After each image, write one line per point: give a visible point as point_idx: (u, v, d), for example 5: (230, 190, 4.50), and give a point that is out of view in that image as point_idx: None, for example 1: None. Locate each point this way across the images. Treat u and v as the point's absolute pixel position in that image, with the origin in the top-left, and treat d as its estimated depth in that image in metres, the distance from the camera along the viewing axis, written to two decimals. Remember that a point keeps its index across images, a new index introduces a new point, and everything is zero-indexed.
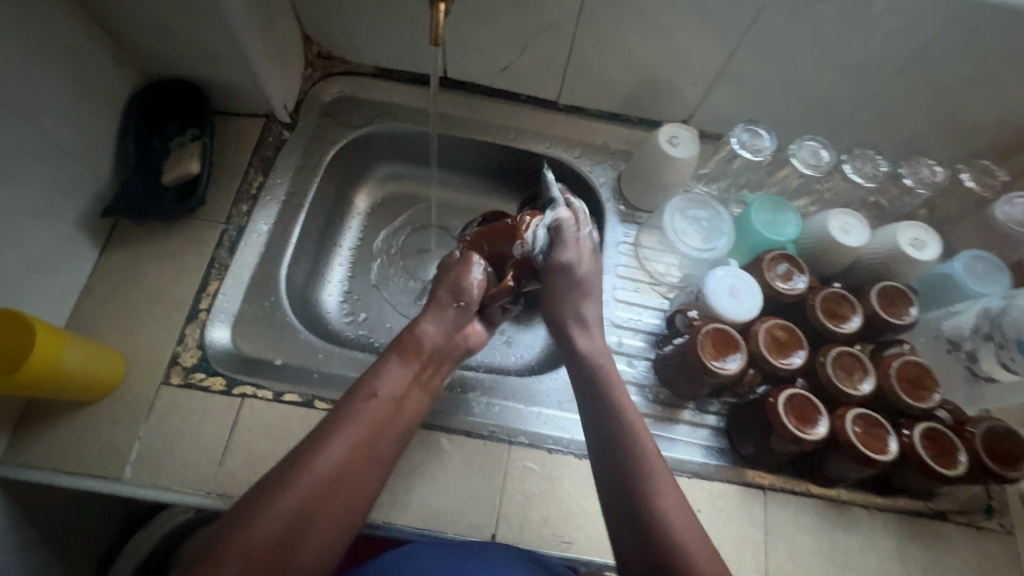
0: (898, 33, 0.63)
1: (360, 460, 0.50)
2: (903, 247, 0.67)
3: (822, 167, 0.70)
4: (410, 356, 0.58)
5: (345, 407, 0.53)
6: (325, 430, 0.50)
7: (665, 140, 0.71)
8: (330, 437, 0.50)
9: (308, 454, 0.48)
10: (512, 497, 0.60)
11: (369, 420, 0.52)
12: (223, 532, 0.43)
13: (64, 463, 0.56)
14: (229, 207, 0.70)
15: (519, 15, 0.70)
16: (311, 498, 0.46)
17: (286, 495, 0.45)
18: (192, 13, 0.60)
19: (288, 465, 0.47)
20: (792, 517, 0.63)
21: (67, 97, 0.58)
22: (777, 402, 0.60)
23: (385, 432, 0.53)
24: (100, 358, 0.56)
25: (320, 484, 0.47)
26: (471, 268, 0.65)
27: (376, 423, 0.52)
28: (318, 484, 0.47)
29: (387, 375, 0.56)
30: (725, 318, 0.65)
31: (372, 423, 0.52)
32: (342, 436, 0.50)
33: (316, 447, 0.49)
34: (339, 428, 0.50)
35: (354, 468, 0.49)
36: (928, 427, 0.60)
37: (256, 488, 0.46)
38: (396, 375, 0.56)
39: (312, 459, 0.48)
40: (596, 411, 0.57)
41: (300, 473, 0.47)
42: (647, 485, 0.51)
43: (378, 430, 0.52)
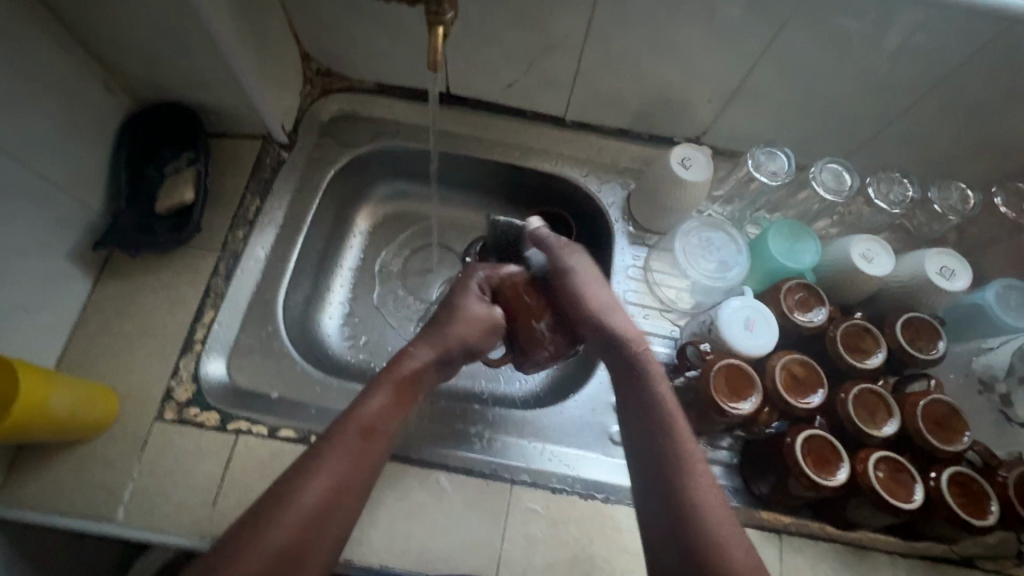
0: (930, 51, 0.59)
1: (344, 499, 0.46)
2: (931, 278, 0.63)
3: (843, 191, 0.66)
4: (404, 386, 0.53)
5: (330, 438, 0.48)
6: (307, 464, 0.47)
7: (676, 162, 0.68)
8: (312, 474, 0.46)
9: (288, 491, 0.45)
10: (515, 541, 0.58)
11: (354, 457, 0.48)
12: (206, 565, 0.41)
13: (55, 504, 0.55)
14: (225, 233, 0.69)
15: (523, 32, 0.67)
16: (291, 540, 0.43)
17: (264, 536, 0.43)
18: (183, 37, 0.58)
19: (268, 501, 0.45)
20: (809, 562, 0.60)
21: (55, 128, 0.56)
22: (795, 445, 0.57)
23: (373, 467, 0.49)
24: (92, 398, 0.55)
25: (301, 525, 0.44)
26: (469, 285, 0.60)
27: (360, 457, 0.48)
28: (297, 526, 0.44)
29: (376, 403, 0.51)
30: (740, 353, 0.62)
31: (357, 460, 0.48)
32: (322, 474, 0.46)
33: (296, 486, 0.45)
34: (321, 465, 0.46)
35: (336, 507, 0.46)
36: (958, 472, 0.57)
37: (239, 521, 0.44)
38: (386, 404, 0.51)
39: (291, 497, 0.45)
40: (650, 420, 0.52)
41: (278, 514, 0.44)
42: (705, 517, 0.46)
43: (364, 466, 0.48)
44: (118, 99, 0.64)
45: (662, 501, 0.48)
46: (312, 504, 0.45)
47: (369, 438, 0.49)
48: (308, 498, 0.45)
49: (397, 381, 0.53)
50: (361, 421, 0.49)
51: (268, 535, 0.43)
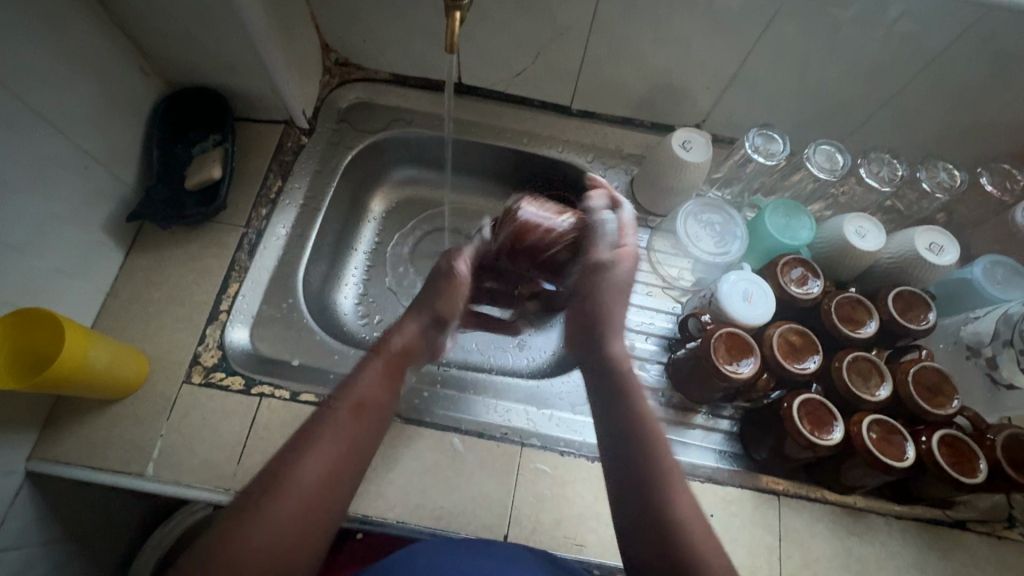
0: (914, 37, 0.63)
1: (344, 472, 0.47)
2: (920, 252, 0.66)
3: (836, 171, 0.70)
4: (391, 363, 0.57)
5: (323, 416, 0.50)
6: (304, 440, 0.48)
7: (677, 144, 0.72)
8: (309, 449, 0.47)
9: (289, 466, 0.46)
10: (524, 498, 0.60)
11: (347, 432, 0.49)
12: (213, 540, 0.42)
13: (88, 459, 0.58)
14: (249, 210, 0.72)
15: (532, 22, 0.71)
16: (297, 510, 0.44)
17: (273, 506, 0.43)
18: (216, 24, 0.62)
19: (270, 476, 0.45)
20: (807, 523, 0.63)
21: (96, 105, 0.60)
22: (791, 407, 0.60)
23: (369, 441, 0.51)
24: (126, 356, 0.58)
25: (308, 496, 0.45)
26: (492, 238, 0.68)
27: (354, 433, 0.49)
28: (305, 497, 0.44)
29: (366, 381, 0.54)
30: (739, 322, 0.65)
31: (352, 434, 0.49)
32: (320, 449, 0.47)
33: (296, 461, 0.46)
34: (318, 440, 0.47)
35: (337, 479, 0.47)
36: (948, 435, 0.59)
37: (244, 494, 0.44)
38: (375, 384, 0.54)
39: (291, 472, 0.45)
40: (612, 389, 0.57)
41: (281, 488, 0.44)
42: (676, 496, 0.49)
43: (358, 441, 0.49)
44: (151, 82, 0.68)
45: (637, 483, 0.50)
46: (315, 476, 0.46)
47: (360, 413, 0.51)
48: (309, 470, 0.46)
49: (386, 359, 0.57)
50: (352, 397, 0.52)
51: (274, 506, 0.43)
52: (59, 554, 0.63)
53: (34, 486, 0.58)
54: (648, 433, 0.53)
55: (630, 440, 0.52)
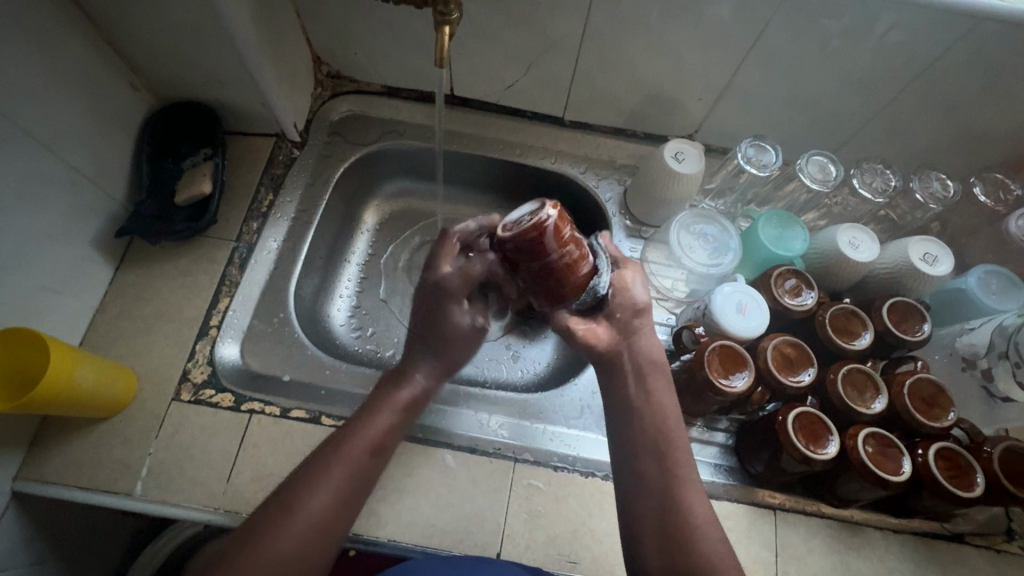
0: (903, 49, 0.63)
1: (347, 511, 0.48)
2: (914, 262, 0.66)
3: (829, 182, 0.69)
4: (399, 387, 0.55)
5: (337, 445, 0.49)
6: (316, 470, 0.48)
7: (669, 156, 0.71)
8: (320, 482, 0.47)
9: (299, 498, 0.46)
10: (517, 515, 0.60)
11: (358, 469, 0.49)
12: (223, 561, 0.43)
13: (76, 479, 0.57)
14: (240, 225, 0.72)
15: (523, 35, 0.71)
16: (299, 547, 0.45)
17: (278, 537, 0.44)
18: (205, 39, 0.62)
19: (279, 504, 0.46)
20: (804, 538, 0.62)
21: (84, 121, 0.60)
22: (786, 421, 0.59)
23: (373, 480, 0.50)
24: (113, 374, 0.58)
25: (311, 532, 0.45)
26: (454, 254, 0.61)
27: (364, 471, 0.49)
28: (307, 532, 0.45)
29: (380, 417, 0.52)
30: (733, 334, 0.64)
31: (360, 471, 0.49)
32: (331, 484, 0.47)
33: (305, 491, 0.46)
34: (329, 472, 0.47)
35: (340, 518, 0.47)
36: (944, 448, 0.59)
37: (251, 523, 0.45)
38: (388, 418, 0.53)
39: (301, 502, 0.46)
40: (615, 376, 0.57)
41: (288, 520, 0.45)
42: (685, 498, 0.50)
43: (366, 479, 0.49)
44: (142, 98, 0.68)
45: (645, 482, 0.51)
46: (321, 512, 0.46)
47: (373, 454, 0.50)
48: (317, 502, 0.46)
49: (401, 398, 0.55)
50: (368, 434, 0.51)
51: (279, 536, 0.44)
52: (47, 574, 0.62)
53: (20, 507, 0.57)
54: (660, 431, 0.53)
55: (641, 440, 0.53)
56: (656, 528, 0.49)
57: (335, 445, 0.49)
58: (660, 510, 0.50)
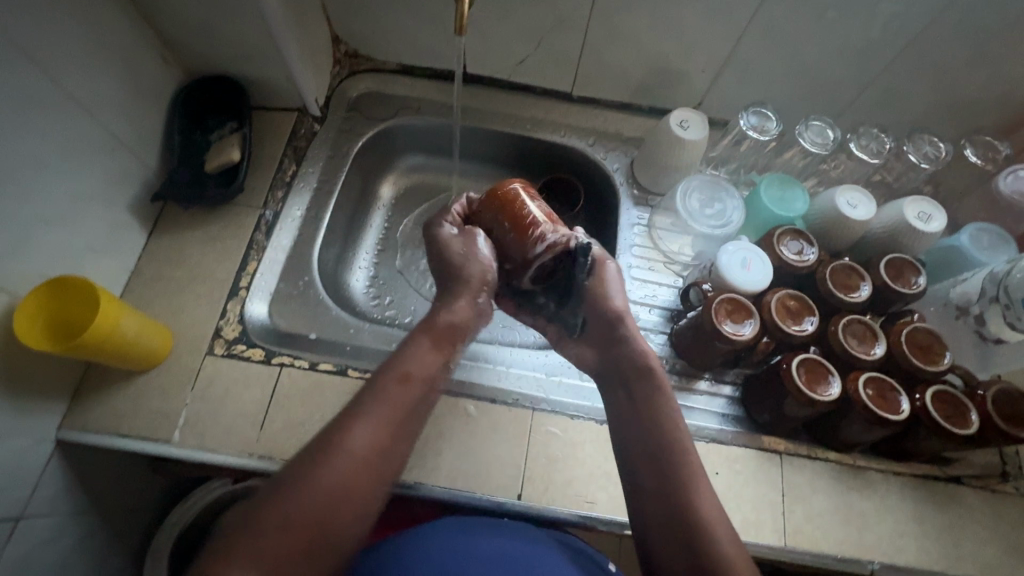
0: (895, 16, 0.67)
1: (391, 443, 0.50)
2: (909, 219, 0.69)
3: (828, 145, 0.73)
4: (440, 340, 0.56)
5: (373, 387, 0.52)
6: (354, 410, 0.50)
7: (675, 123, 0.75)
8: (359, 419, 0.49)
9: (340, 435, 0.48)
10: (536, 459, 0.63)
11: (396, 403, 0.51)
12: (274, 496, 0.45)
13: (116, 427, 0.60)
14: (265, 193, 0.75)
15: (535, 10, 0.74)
16: (346, 479, 0.46)
17: (323, 473, 0.46)
18: (235, 13, 0.65)
19: (320, 444, 0.47)
20: (809, 479, 0.65)
21: (121, 90, 0.63)
22: (790, 366, 0.62)
23: (416, 413, 0.52)
24: (152, 328, 0.61)
25: (356, 465, 0.47)
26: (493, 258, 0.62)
27: (402, 404, 0.51)
28: (353, 465, 0.47)
29: (413, 353, 0.55)
30: (738, 288, 0.67)
31: (400, 404, 0.51)
32: (369, 419, 0.49)
33: (344, 431, 0.48)
34: (367, 409, 0.50)
35: (382, 452, 0.49)
36: (940, 391, 0.62)
37: (295, 462, 0.47)
38: (425, 357, 0.55)
39: (343, 438, 0.48)
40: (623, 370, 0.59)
41: (331, 456, 0.46)
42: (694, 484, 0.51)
43: (407, 410, 0.51)
44: (172, 72, 0.72)
45: (648, 468, 0.52)
46: (364, 446, 0.48)
47: (408, 386, 0.52)
48: (359, 439, 0.48)
49: (434, 332, 0.57)
50: (401, 371, 0.53)
51: (324, 471, 0.46)
52: (85, 524, 0.65)
53: (63, 456, 0.60)
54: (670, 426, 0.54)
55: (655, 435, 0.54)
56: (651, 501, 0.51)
57: (371, 388, 0.51)
58: (664, 496, 0.51)
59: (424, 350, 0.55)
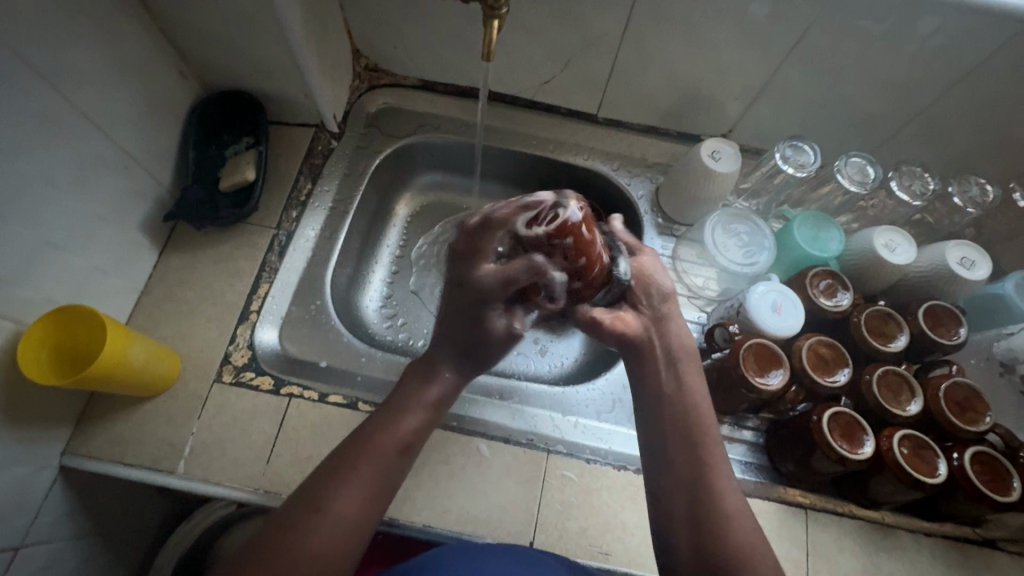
0: (946, 51, 0.63)
1: (378, 509, 0.45)
2: (951, 264, 0.66)
3: (867, 184, 0.70)
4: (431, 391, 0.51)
5: (355, 447, 0.46)
6: (338, 471, 0.44)
7: (706, 154, 0.71)
8: (345, 483, 0.44)
9: (326, 497, 0.43)
10: (549, 505, 0.60)
11: (383, 464, 0.46)
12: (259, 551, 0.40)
13: (120, 455, 0.59)
14: (280, 213, 0.73)
15: (564, 31, 0.71)
16: (327, 549, 0.41)
17: (305, 541, 0.41)
18: (255, 29, 0.63)
19: (304, 508, 0.42)
20: (835, 537, 0.62)
21: (136, 106, 0.61)
22: (822, 420, 0.59)
23: (400, 476, 0.47)
24: (161, 354, 0.59)
25: (340, 532, 0.42)
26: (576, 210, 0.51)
27: (390, 469, 0.46)
28: (334, 533, 0.42)
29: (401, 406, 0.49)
30: (767, 333, 0.64)
31: (385, 468, 0.46)
32: (353, 481, 0.44)
33: (331, 491, 0.43)
34: (353, 473, 0.44)
35: (367, 520, 0.44)
36: (980, 452, 0.58)
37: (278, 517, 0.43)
38: (411, 412, 0.49)
39: (327, 503, 0.43)
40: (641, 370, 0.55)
41: (315, 522, 0.42)
42: (732, 522, 0.46)
43: (391, 474, 0.46)
44: (189, 86, 0.70)
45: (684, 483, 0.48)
46: (349, 512, 0.43)
47: (399, 450, 0.47)
48: (343, 504, 0.43)
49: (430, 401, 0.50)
50: (394, 432, 0.47)
51: (309, 540, 0.41)
52: (86, 548, 0.64)
53: (67, 481, 0.59)
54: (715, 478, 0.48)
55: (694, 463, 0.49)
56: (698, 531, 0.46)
57: (360, 451, 0.45)
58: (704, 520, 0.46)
59: (420, 407, 0.49)
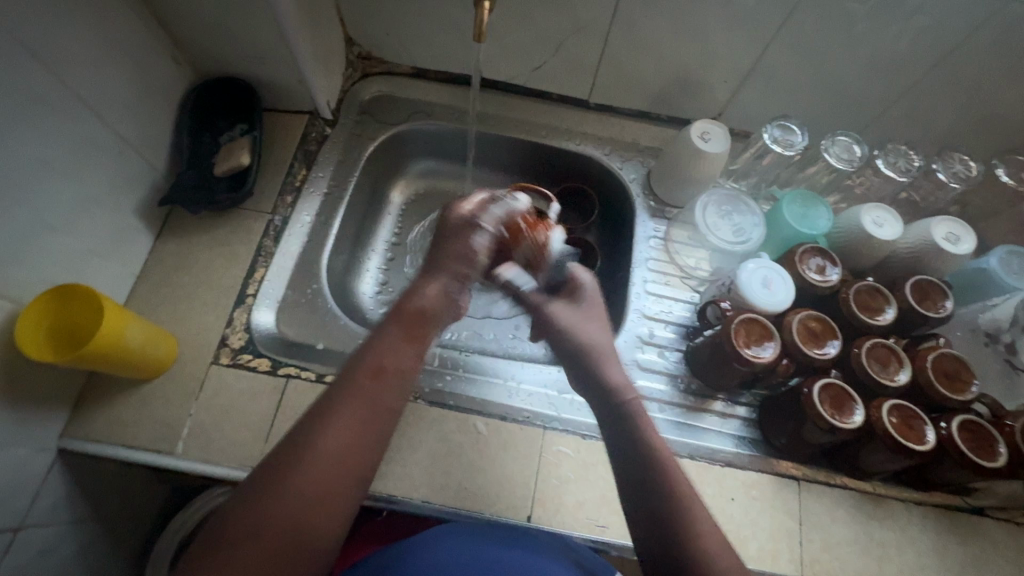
0: (929, 30, 0.64)
1: (364, 448, 0.43)
2: (936, 239, 0.67)
3: (854, 161, 0.72)
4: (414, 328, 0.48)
5: (336, 386, 0.44)
6: (320, 409, 0.43)
7: (696, 135, 0.72)
8: (326, 421, 0.42)
9: (305, 438, 0.42)
10: (546, 480, 0.61)
11: (365, 398, 0.44)
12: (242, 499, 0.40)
13: (119, 437, 0.59)
14: (275, 198, 0.74)
15: (555, 15, 0.72)
16: (316, 489, 0.41)
17: (288, 484, 0.40)
18: (249, 13, 0.64)
19: (282, 452, 0.41)
20: (827, 508, 0.63)
21: (130, 91, 0.62)
22: (812, 391, 0.60)
23: (390, 408, 0.45)
24: (158, 336, 0.59)
25: (324, 472, 0.41)
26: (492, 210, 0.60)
27: (375, 409, 0.44)
28: (318, 472, 0.41)
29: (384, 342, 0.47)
30: (758, 308, 0.65)
31: (369, 403, 0.44)
32: (337, 422, 0.42)
33: (313, 433, 0.42)
34: (336, 409, 0.43)
35: (351, 459, 0.42)
36: (967, 420, 0.59)
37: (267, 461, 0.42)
38: (398, 346, 0.47)
39: (309, 444, 0.41)
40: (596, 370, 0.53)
41: (300, 464, 0.41)
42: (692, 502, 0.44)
43: (375, 409, 0.44)
44: (183, 73, 0.70)
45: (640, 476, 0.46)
46: (333, 449, 0.42)
47: (380, 380, 0.45)
48: (326, 441, 0.42)
49: (415, 321, 0.49)
50: (374, 363, 0.45)
51: (288, 482, 0.40)
52: (84, 533, 0.64)
53: (64, 465, 0.59)
54: (660, 458, 0.46)
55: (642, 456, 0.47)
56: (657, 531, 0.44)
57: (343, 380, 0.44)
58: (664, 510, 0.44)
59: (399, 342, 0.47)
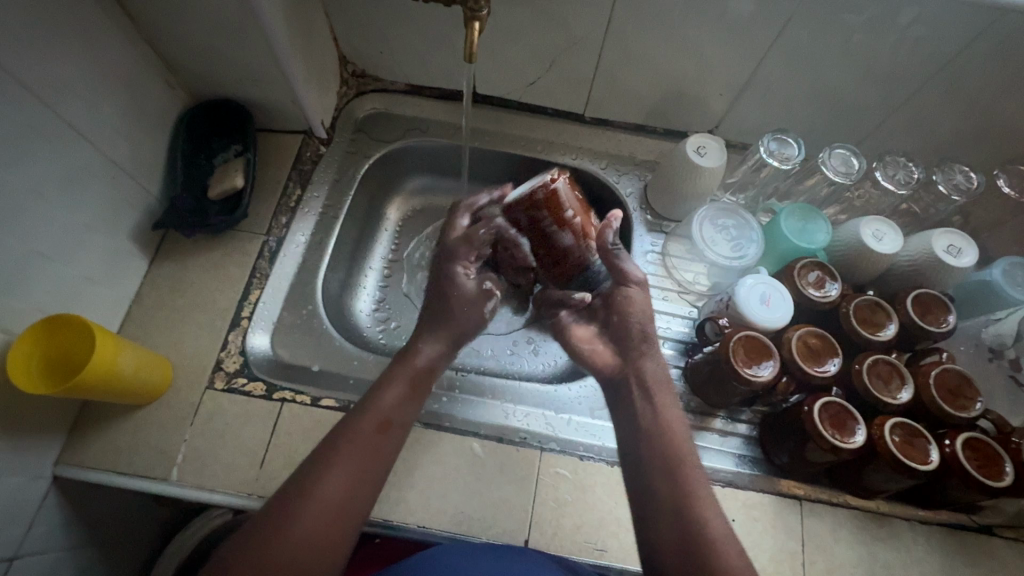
0: (925, 42, 0.63)
1: (366, 490, 0.48)
2: (937, 252, 0.66)
3: (852, 175, 0.70)
4: (416, 383, 0.55)
5: (341, 431, 0.49)
6: (326, 456, 0.48)
7: (692, 150, 0.72)
8: (329, 468, 0.47)
9: (314, 480, 0.46)
10: (544, 503, 0.60)
11: (368, 446, 0.49)
12: (252, 540, 0.43)
13: (113, 464, 0.59)
14: (270, 219, 0.74)
15: (547, 32, 0.72)
16: (322, 530, 0.45)
17: (292, 526, 0.44)
18: (240, 36, 0.64)
19: (289, 494, 0.46)
20: (830, 528, 0.62)
21: (123, 116, 0.62)
22: (813, 410, 0.59)
23: (389, 455, 0.50)
24: (152, 362, 0.59)
25: (329, 513, 0.45)
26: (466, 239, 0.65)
27: (374, 452, 0.49)
28: (324, 513, 0.45)
29: (390, 394, 0.53)
30: (757, 325, 0.64)
31: (370, 448, 0.49)
32: (343, 464, 0.47)
33: (321, 474, 0.46)
34: (339, 454, 0.48)
35: (354, 501, 0.47)
36: (972, 438, 0.58)
37: (275, 501, 0.46)
38: (400, 397, 0.53)
39: (314, 487, 0.46)
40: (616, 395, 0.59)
41: (303, 506, 0.45)
42: (700, 509, 0.49)
43: (376, 454, 0.49)
44: (177, 96, 0.70)
45: (653, 485, 0.51)
46: (338, 490, 0.46)
47: (384, 430, 0.50)
48: (333, 484, 0.46)
49: (410, 376, 0.55)
50: (379, 412, 0.51)
51: (294, 526, 0.44)
52: (80, 559, 0.64)
53: (60, 492, 0.59)
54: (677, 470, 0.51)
55: (654, 466, 0.51)
56: (670, 537, 0.48)
57: (348, 427, 0.49)
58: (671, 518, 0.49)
59: (402, 395, 0.53)
